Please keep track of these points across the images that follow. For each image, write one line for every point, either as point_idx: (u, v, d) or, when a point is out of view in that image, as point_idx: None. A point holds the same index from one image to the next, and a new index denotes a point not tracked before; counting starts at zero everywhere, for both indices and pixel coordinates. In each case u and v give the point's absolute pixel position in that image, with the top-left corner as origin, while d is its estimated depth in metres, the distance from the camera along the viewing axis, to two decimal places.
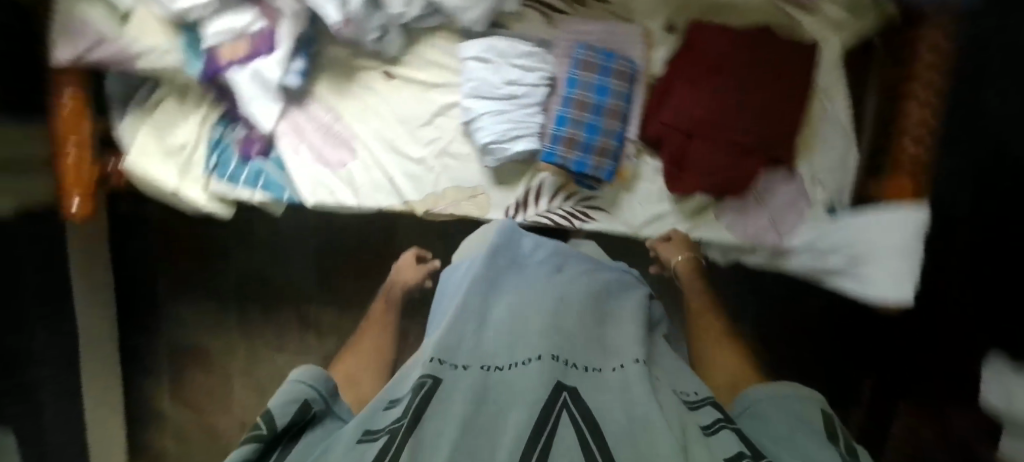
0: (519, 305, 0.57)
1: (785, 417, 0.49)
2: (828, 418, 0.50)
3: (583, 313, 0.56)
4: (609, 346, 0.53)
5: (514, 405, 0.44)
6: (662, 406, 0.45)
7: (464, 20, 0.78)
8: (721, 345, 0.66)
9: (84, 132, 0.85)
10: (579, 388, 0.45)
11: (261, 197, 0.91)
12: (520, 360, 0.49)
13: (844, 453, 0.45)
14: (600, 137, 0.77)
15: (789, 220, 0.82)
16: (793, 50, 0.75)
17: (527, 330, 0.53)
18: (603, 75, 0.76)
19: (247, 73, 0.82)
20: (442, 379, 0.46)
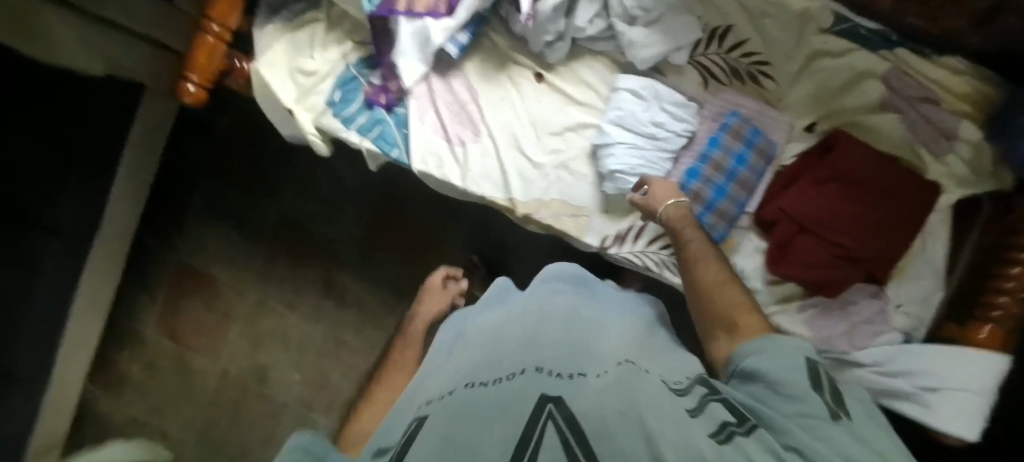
0: (495, 335, 0.55)
1: (784, 370, 0.46)
2: (814, 368, 0.46)
3: (560, 332, 0.54)
4: (591, 356, 0.49)
5: (495, 417, 0.38)
6: (653, 398, 0.41)
7: (636, 55, 0.82)
8: (724, 302, 0.61)
9: (232, 19, 0.82)
10: (563, 396, 0.40)
11: (369, 146, 0.89)
12: (498, 377, 0.45)
13: (839, 405, 0.43)
14: (724, 200, 0.80)
15: (863, 334, 0.84)
16: (921, 184, 0.80)
17: (505, 353, 0.50)
18: (746, 146, 0.80)
19: (412, 29, 0.83)
20: (425, 416, 0.42)
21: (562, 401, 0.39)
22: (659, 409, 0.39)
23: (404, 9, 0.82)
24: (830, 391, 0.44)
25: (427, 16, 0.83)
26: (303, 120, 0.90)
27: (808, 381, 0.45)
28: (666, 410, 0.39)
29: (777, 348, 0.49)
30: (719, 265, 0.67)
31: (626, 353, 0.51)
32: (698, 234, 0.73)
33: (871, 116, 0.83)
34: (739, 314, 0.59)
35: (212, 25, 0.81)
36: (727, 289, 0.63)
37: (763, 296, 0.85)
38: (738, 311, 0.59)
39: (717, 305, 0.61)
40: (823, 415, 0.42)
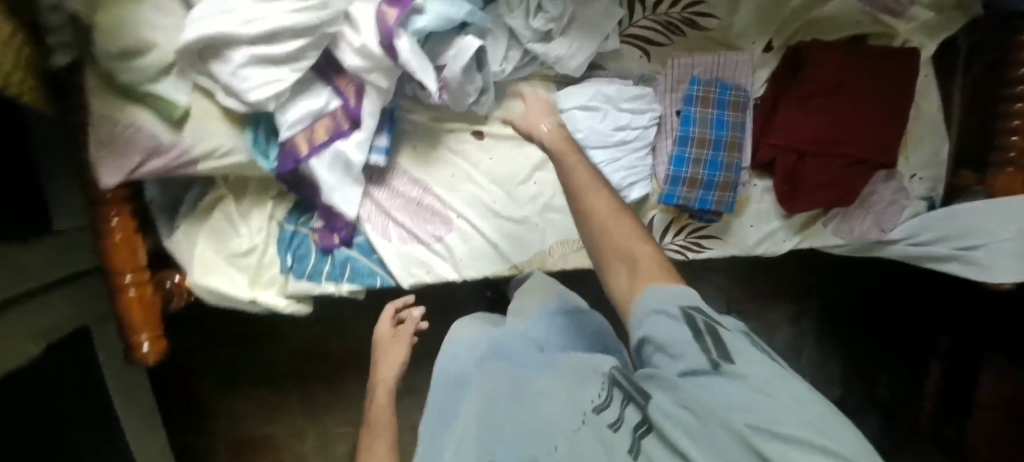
0: (458, 426, 0.57)
1: (671, 331, 0.44)
2: (691, 318, 0.44)
3: (503, 389, 0.57)
4: (533, 406, 0.51)
5: None
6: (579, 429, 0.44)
7: (567, 68, 0.73)
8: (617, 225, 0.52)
9: (139, 257, 0.72)
10: None
11: (351, 289, 0.82)
12: None
13: (716, 357, 0.41)
14: (721, 172, 0.75)
15: (890, 216, 0.82)
16: (898, 55, 0.75)
17: (464, 442, 0.53)
18: (721, 108, 0.73)
19: (327, 162, 0.73)
20: None
21: None
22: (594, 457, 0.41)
23: (308, 149, 0.71)
24: (710, 332, 0.43)
25: (335, 140, 0.72)
26: (271, 299, 0.82)
27: (683, 334, 0.43)
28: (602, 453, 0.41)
29: (658, 294, 0.47)
30: (604, 185, 0.55)
31: (560, 379, 0.53)
32: (576, 155, 0.58)
33: (825, 7, 0.74)
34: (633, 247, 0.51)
35: (125, 277, 0.71)
36: (618, 217, 0.53)
37: (788, 231, 0.83)
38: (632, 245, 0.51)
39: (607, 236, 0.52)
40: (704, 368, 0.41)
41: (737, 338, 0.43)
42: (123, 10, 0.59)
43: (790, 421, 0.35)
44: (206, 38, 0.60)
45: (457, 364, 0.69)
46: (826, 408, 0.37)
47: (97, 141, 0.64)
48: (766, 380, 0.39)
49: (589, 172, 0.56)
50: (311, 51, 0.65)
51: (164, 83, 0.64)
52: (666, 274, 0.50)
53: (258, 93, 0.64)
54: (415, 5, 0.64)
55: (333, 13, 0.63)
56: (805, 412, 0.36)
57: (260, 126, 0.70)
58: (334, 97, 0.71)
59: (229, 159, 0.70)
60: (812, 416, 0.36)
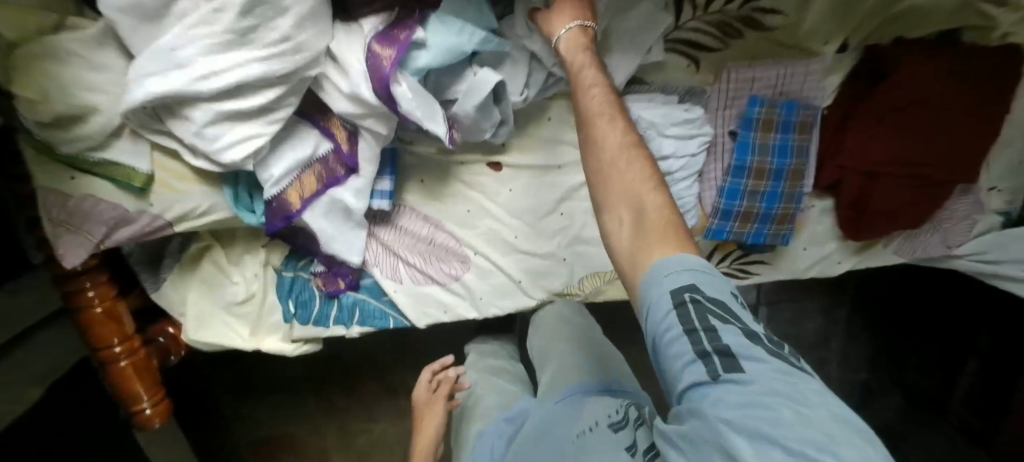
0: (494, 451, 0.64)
1: (667, 326, 0.38)
2: (686, 308, 0.38)
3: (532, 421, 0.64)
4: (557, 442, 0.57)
5: None
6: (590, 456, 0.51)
7: None
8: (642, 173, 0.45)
9: (125, 324, 0.65)
10: None
11: (361, 330, 0.75)
12: None
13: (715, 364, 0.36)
14: (779, 203, 0.65)
15: (958, 232, 0.73)
16: (1000, 56, 0.62)
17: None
18: (783, 131, 0.63)
19: (325, 213, 0.63)
20: None
21: None
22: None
23: (301, 202, 0.61)
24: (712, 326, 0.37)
25: (330, 188, 0.62)
26: (278, 345, 0.75)
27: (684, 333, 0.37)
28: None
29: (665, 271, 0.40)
30: (621, 114, 0.48)
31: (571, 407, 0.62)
32: (596, 69, 0.50)
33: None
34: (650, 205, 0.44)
35: (113, 349, 0.64)
36: (631, 157, 0.46)
37: (842, 253, 0.74)
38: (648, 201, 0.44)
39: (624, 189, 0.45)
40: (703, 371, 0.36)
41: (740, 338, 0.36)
42: (47, 72, 0.47)
43: (790, 432, 0.31)
44: (156, 103, 0.48)
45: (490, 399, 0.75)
46: (839, 422, 0.32)
47: (48, 217, 0.54)
48: (773, 391, 0.33)
49: (609, 101, 0.49)
50: (290, 96, 0.54)
51: (117, 147, 0.53)
52: (679, 237, 0.42)
53: (235, 154, 0.53)
54: (415, 40, 0.52)
55: (312, 54, 0.51)
56: (815, 430, 0.31)
57: (244, 182, 0.59)
58: (327, 140, 0.60)
59: (210, 216, 0.61)
60: (823, 433, 0.31)
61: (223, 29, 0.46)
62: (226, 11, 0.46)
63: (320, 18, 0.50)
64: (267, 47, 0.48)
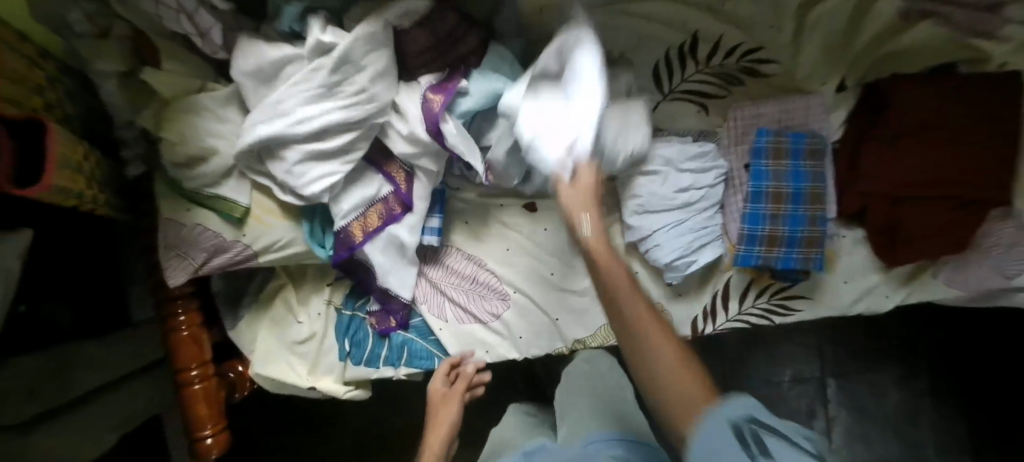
0: None
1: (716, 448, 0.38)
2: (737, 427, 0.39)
3: None
4: None
5: None
6: None
7: None
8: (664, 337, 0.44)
9: (204, 350, 0.73)
10: None
11: (409, 372, 0.78)
12: None
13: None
14: (805, 228, 0.67)
15: (1015, 263, 0.70)
16: (1001, 82, 0.65)
17: None
18: (796, 158, 0.67)
19: (383, 247, 0.72)
20: None
21: None
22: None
23: (363, 236, 0.70)
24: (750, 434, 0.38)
25: (388, 224, 0.71)
26: (330, 386, 0.79)
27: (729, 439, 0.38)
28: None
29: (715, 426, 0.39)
30: (641, 294, 0.46)
31: None
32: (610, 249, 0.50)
33: (901, 35, 0.67)
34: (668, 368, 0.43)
35: (189, 372, 0.71)
36: (659, 339, 0.44)
37: (888, 285, 0.73)
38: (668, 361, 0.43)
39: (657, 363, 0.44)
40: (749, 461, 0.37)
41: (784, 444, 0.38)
42: (186, 122, 0.62)
43: None
44: (261, 142, 0.61)
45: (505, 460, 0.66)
46: None
47: (166, 246, 0.67)
48: None
49: (630, 283, 0.47)
50: (361, 141, 0.65)
51: (227, 185, 0.66)
52: (704, 385, 0.42)
53: (315, 186, 0.65)
54: (459, 88, 0.63)
55: (380, 105, 0.62)
56: None
57: (317, 217, 0.70)
58: (386, 182, 0.70)
59: (289, 249, 0.71)
60: None
61: (314, 84, 0.59)
62: (318, 71, 0.59)
63: (390, 77, 0.62)
64: (345, 99, 0.60)
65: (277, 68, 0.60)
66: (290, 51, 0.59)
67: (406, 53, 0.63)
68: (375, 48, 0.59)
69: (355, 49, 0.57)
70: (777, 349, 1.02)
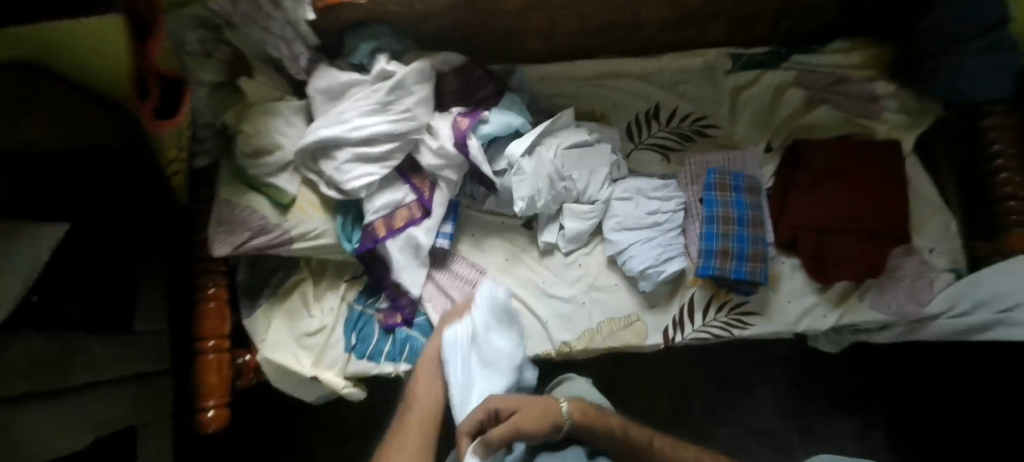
0: None
1: None
2: None
3: None
4: None
5: None
6: None
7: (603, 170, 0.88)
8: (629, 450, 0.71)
9: (224, 325, 0.80)
10: None
11: (408, 368, 0.85)
12: None
13: None
14: (750, 245, 0.83)
15: (921, 289, 0.86)
16: (880, 146, 0.88)
17: None
18: (738, 192, 0.85)
19: (401, 244, 0.83)
20: None
21: None
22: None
23: (386, 232, 0.82)
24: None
25: (409, 226, 0.84)
26: (331, 379, 0.85)
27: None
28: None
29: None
30: None
31: None
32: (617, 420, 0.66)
33: (809, 115, 0.92)
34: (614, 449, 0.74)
35: (207, 342, 0.78)
36: None
37: (825, 305, 0.86)
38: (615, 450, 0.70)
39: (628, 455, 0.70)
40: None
41: None
42: (264, 120, 0.78)
43: None
44: (320, 141, 0.76)
45: None
46: None
47: (217, 224, 0.78)
48: None
49: None
50: (398, 153, 0.81)
51: (281, 177, 0.79)
52: None
53: (356, 181, 0.78)
54: (480, 116, 0.81)
55: (418, 123, 0.79)
56: None
57: (350, 212, 0.82)
58: (411, 191, 0.84)
59: (320, 240, 0.82)
60: None
61: (372, 101, 0.77)
62: (377, 91, 0.77)
63: (429, 104, 0.80)
64: (393, 114, 0.78)
65: (344, 88, 0.78)
66: (357, 77, 0.78)
67: (442, 90, 0.83)
68: (421, 80, 0.79)
69: (408, 78, 0.78)
70: (743, 395, 1.11)
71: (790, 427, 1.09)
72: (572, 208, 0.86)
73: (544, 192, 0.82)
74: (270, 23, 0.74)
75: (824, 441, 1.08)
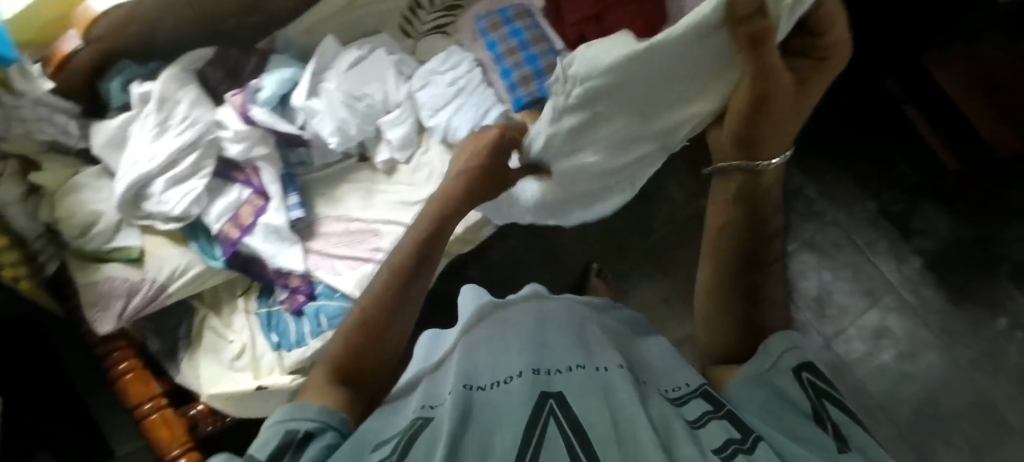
0: (495, 344, 0.53)
1: (776, 407, 0.42)
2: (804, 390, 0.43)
3: (564, 337, 0.54)
4: (594, 353, 0.51)
5: (503, 416, 0.39)
6: (649, 405, 0.41)
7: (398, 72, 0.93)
8: (713, 247, 0.50)
9: (152, 386, 0.84)
10: (565, 391, 0.42)
11: (332, 332, 0.89)
12: (500, 378, 0.46)
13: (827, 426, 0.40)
14: (541, 61, 0.87)
15: None
16: None
17: (507, 354, 0.50)
18: (509, 23, 0.90)
19: (259, 235, 0.87)
20: (475, 399, 0.42)
21: (563, 393, 0.41)
22: (599, 400, 0.40)
23: (239, 231, 0.87)
24: (798, 399, 0.42)
25: (259, 217, 0.88)
26: (278, 379, 0.88)
27: (775, 401, 0.42)
28: (613, 397, 0.41)
29: (757, 372, 0.45)
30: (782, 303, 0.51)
31: (632, 368, 0.52)
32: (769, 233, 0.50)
33: None
34: (719, 242, 0.49)
35: (143, 406, 0.82)
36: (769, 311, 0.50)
37: None
38: (726, 217, 0.49)
39: (705, 262, 0.51)
40: (792, 417, 0.41)
41: (799, 385, 0.43)
42: (72, 198, 0.81)
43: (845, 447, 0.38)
44: (131, 186, 0.80)
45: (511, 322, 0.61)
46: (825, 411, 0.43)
47: (90, 307, 0.81)
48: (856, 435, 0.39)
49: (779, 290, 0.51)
50: (207, 159, 0.85)
51: (120, 236, 0.83)
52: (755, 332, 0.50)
53: (180, 204, 0.83)
54: (254, 86, 0.84)
55: (204, 124, 0.83)
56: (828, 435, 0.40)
57: (201, 233, 0.87)
58: (242, 186, 0.88)
59: (189, 270, 0.86)
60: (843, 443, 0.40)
61: (150, 126, 0.81)
62: (149, 115, 0.81)
63: (204, 103, 0.84)
64: (177, 128, 0.82)
65: (123, 130, 0.82)
66: (127, 115, 0.81)
67: (211, 84, 0.86)
68: (182, 85, 0.82)
69: (168, 88, 0.81)
70: (659, 195, 1.22)
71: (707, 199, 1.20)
72: (385, 121, 0.90)
73: (350, 119, 0.86)
74: (24, 112, 0.77)
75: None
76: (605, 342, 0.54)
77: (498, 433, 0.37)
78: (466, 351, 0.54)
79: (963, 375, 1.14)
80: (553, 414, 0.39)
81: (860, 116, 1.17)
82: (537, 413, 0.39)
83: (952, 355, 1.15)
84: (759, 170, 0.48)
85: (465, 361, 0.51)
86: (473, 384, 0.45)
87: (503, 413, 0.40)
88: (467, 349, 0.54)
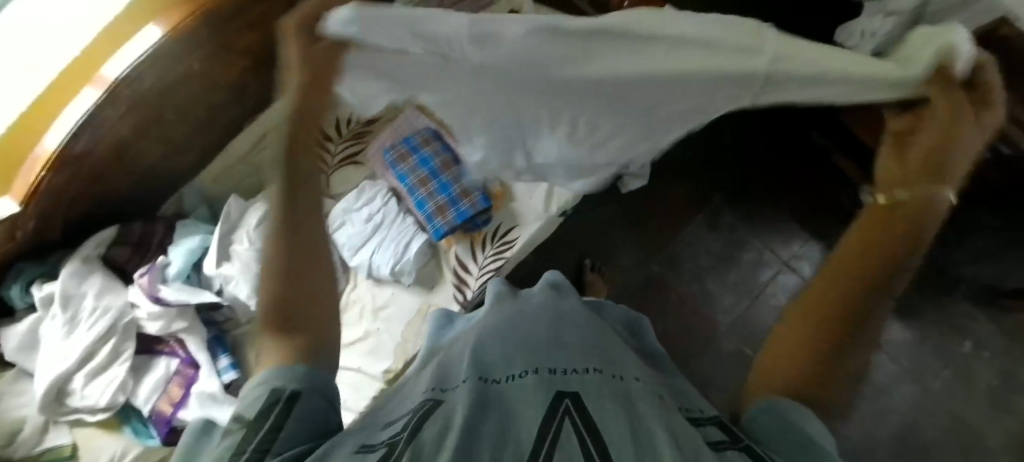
0: (508, 331, 0.49)
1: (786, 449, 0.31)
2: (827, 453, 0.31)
3: (582, 335, 0.48)
4: (610, 356, 0.45)
5: (519, 411, 0.35)
6: (669, 413, 0.34)
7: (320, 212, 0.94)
8: (857, 259, 0.36)
9: None
10: (580, 392, 0.37)
11: None
12: (514, 373, 0.41)
13: None
14: (454, 187, 0.89)
15: None
16: None
17: (522, 344, 0.46)
18: (416, 152, 0.91)
19: (193, 404, 0.82)
20: (496, 390, 0.38)
21: (580, 394, 0.36)
22: (615, 406, 0.34)
23: (172, 405, 0.83)
24: (832, 454, 0.30)
25: (190, 387, 0.84)
26: None
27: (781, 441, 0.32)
28: (633, 408, 0.35)
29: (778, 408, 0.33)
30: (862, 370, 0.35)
31: (634, 368, 0.45)
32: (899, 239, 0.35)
33: None
34: (881, 235, 0.36)
35: None
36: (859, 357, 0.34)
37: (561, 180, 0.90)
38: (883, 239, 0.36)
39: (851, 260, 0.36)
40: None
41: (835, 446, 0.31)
42: None
43: None
44: (50, 387, 0.77)
45: (525, 311, 0.54)
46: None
47: None
48: None
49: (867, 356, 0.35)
50: (127, 341, 0.82)
51: (46, 438, 0.80)
52: (799, 350, 0.35)
53: (103, 395, 0.79)
54: (160, 264, 0.83)
55: (116, 308, 0.81)
56: None
57: (133, 415, 0.84)
58: (170, 358, 0.86)
59: (126, 457, 0.81)
60: None
61: (59, 325, 0.79)
62: (56, 315, 0.79)
63: (112, 286, 0.82)
64: (88, 320, 0.79)
65: (33, 333, 0.79)
66: (33, 317, 0.79)
67: (119, 265, 0.84)
68: (84, 277, 0.80)
69: (69, 285, 0.79)
70: (605, 261, 1.24)
71: (654, 265, 1.23)
72: None
73: None
74: None
75: (689, 254, 1.23)
76: (624, 354, 0.48)
77: (517, 424, 0.33)
78: (487, 335, 0.49)
79: (941, 403, 1.13)
80: (568, 413, 0.34)
81: (786, 161, 1.19)
82: (552, 408, 0.34)
83: (926, 383, 1.15)
84: (936, 197, 0.36)
85: (481, 348, 0.46)
86: (489, 377, 0.40)
87: (519, 406, 0.35)
88: (488, 333, 0.50)
